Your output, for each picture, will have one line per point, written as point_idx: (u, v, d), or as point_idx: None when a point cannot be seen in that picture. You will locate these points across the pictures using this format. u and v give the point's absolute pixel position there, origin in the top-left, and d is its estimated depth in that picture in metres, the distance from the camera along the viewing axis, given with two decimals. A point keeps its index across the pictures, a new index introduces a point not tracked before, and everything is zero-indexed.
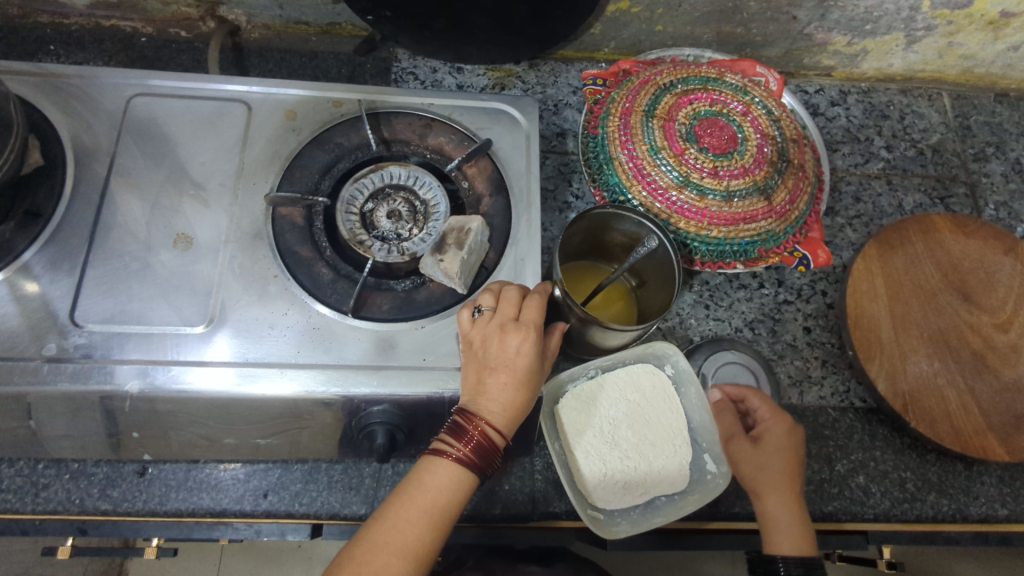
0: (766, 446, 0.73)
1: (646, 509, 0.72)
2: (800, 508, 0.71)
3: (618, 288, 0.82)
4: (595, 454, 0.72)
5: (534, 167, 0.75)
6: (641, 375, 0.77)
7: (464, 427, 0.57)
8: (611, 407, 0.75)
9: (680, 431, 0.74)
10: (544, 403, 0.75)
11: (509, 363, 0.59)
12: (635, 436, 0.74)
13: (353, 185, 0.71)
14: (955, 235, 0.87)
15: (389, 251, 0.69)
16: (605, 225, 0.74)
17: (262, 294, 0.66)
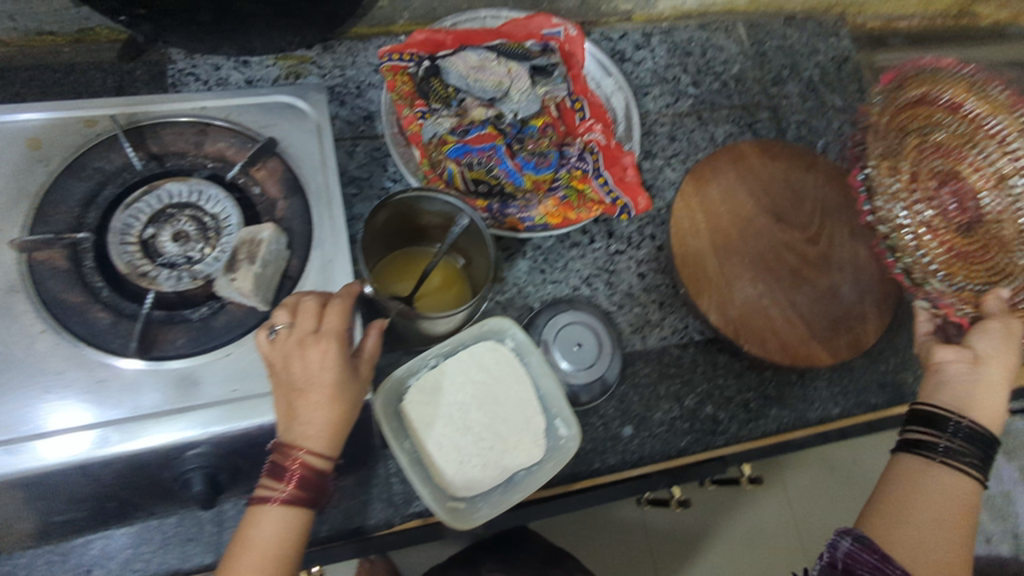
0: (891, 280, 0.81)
1: (505, 487, 0.73)
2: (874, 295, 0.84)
3: (446, 270, 0.79)
4: (446, 445, 0.72)
5: (329, 159, 0.69)
6: (483, 353, 0.75)
7: (282, 464, 0.56)
8: (456, 393, 0.74)
9: (529, 401, 0.74)
10: (388, 403, 0.72)
11: (316, 381, 0.57)
12: (483, 417, 0.74)
13: (125, 213, 0.64)
14: (762, 159, 0.90)
15: (179, 279, 0.63)
16: (412, 209, 0.70)
17: (31, 355, 0.58)
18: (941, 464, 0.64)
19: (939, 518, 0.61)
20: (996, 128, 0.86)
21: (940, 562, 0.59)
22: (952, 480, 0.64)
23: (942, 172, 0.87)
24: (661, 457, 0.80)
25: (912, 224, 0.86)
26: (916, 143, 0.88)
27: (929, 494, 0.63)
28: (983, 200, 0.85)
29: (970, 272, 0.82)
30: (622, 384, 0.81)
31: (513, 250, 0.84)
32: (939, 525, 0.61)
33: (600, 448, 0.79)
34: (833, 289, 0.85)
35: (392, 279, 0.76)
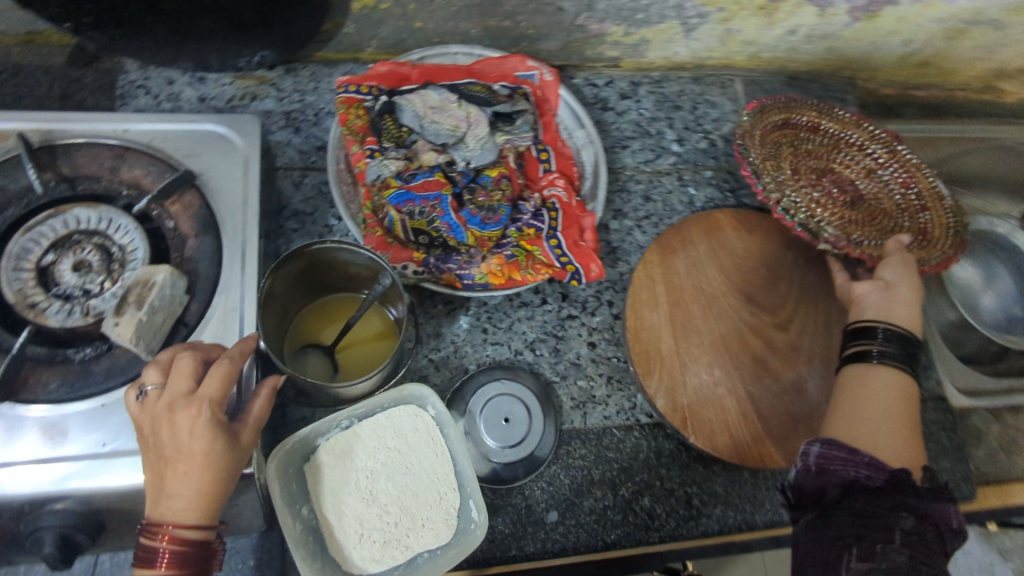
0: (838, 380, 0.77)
1: (407, 569, 0.66)
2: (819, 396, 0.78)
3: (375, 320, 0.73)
4: (348, 515, 0.66)
5: (250, 197, 0.65)
6: (402, 418, 0.70)
7: (152, 546, 0.50)
8: (367, 458, 0.68)
9: (445, 476, 0.68)
10: (290, 463, 0.67)
11: (183, 447, 0.51)
12: (394, 488, 0.67)
13: (24, 237, 0.60)
14: (736, 233, 0.84)
15: (69, 313, 0.59)
16: (334, 259, 0.66)
17: None
18: (877, 365, 0.66)
19: (885, 419, 0.62)
20: (852, 138, 0.87)
21: (895, 448, 0.60)
22: (886, 379, 0.65)
23: (823, 166, 0.84)
24: (587, 549, 0.72)
25: (803, 203, 0.80)
26: (793, 137, 0.85)
27: (869, 396, 0.64)
28: (858, 183, 0.85)
29: (864, 231, 0.81)
30: (553, 463, 0.75)
31: (456, 305, 0.79)
32: (878, 409, 0.63)
33: (519, 533, 0.72)
34: (798, 384, 0.78)
35: (316, 327, 0.72)
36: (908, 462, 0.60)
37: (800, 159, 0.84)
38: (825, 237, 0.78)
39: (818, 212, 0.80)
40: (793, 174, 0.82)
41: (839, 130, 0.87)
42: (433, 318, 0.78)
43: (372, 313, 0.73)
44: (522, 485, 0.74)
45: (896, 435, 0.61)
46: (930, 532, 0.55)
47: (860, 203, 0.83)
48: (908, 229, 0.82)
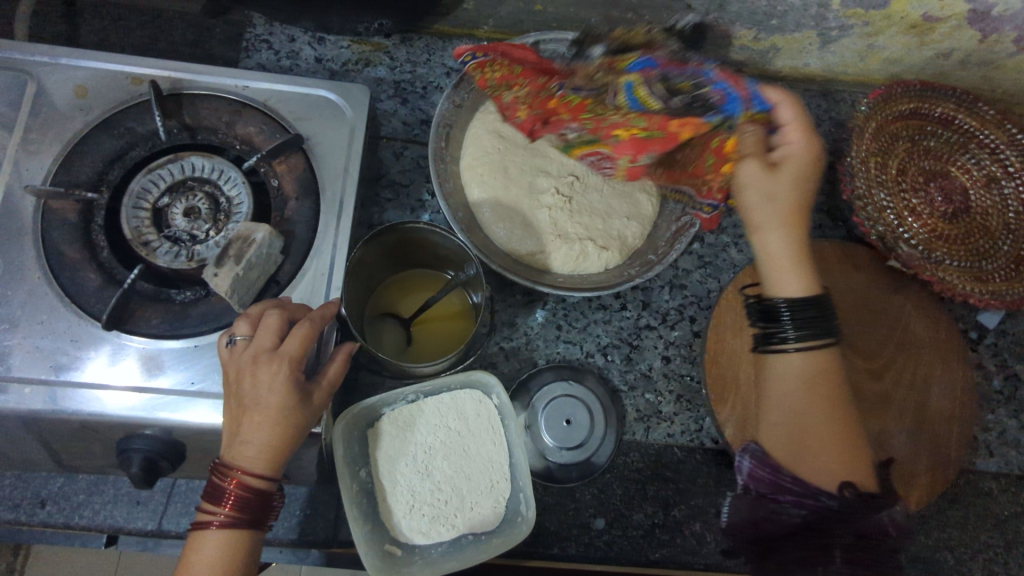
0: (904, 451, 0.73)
1: (449, 549, 0.67)
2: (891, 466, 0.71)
3: (455, 298, 0.74)
4: (403, 485, 0.67)
5: (352, 167, 0.67)
6: (466, 402, 0.70)
7: (221, 486, 0.52)
8: (428, 435, 0.69)
9: (500, 466, 0.68)
10: (356, 427, 0.69)
11: (260, 399, 0.53)
12: (449, 468, 0.68)
13: (145, 177, 0.64)
14: (842, 267, 0.79)
15: (176, 255, 0.63)
16: (425, 240, 0.67)
17: (17, 298, 0.59)
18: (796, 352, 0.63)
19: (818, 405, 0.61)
20: (987, 139, 0.82)
21: (807, 449, 0.60)
22: (805, 366, 0.63)
23: (933, 171, 0.82)
24: (628, 562, 0.72)
25: (895, 207, 0.80)
26: (909, 135, 0.82)
27: (781, 386, 0.64)
28: (970, 192, 0.81)
29: (949, 249, 0.79)
30: (607, 471, 0.74)
31: (534, 298, 0.79)
32: (803, 397, 0.62)
33: (563, 532, 0.72)
34: (882, 438, 0.73)
35: (398, 296, 0.74)
36: (838, 477, 0.58)
37: (910, 159, 0.82)
38: (899, 254, 0.76)
39: (903, 220, 0.79)
40: (896, 175, 0.81)
41: (975, 128, 0.82)
42: (510, 307, 0.78)
43: (453, 292, 0.73)
44: (573, 487, 0.73)
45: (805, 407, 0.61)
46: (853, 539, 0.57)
47: (961, 217, 0.80)
48: (1003, 254, 0.78)
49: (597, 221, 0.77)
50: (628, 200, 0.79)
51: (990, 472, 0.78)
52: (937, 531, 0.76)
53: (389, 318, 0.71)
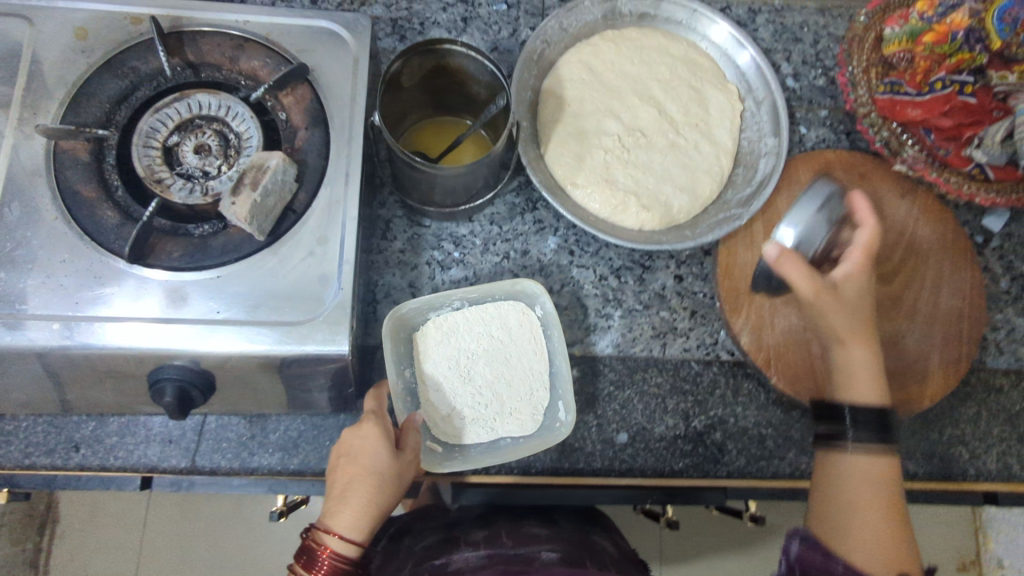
0: (850, 472, 0.65)
1: (490, 448, 0.69)
2: (886, 537, 0.61)
3: (477, 143, 0.75)
4: (446, 388, 0.68)
5: (359, 94, 0.66)
6: (511, 311, 0.71)
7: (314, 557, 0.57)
8: (472, 340, 0.70)
9: (539, 375, 0.70)
10: (395, 334, 0.70)
11: (347, 466, 0.61)
12: (491, 373, 0.69)
13: (153, 116, 0.64)
14: (847, 175, 0.80)
15: (191, 191, 0.63)
16: (460, 73, 0.69)
17: (39, 237, 0.59)
18: (849, 454, 0.66)
19: (856, 505, 0.63)
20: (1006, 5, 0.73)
21: (868, 542, 0.60)
22: (866, 466, 0.65)
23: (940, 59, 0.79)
24: (653, 473, 0.73)
25: None
26: None
27: (854, 487, 0.64)
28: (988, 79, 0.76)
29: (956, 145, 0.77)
30: (627, 387, 0.75)
31: (545, 225, 0.79)
32: (874, 498, 0.63)
33: (588, 448, 0.73)
34: (895, 337, 0.75)
35: (423, 140, 0.76)
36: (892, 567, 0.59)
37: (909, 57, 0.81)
38: (904, 157, 0.78)
39: None
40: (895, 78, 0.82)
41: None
42: (521, 234, 0.79)
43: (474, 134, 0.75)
44: (594, 404, 0.74)
45: (888, 520, 0.62)
46: None
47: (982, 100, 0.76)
48: None
49: (649, 180, 0.76)
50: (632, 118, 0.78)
51: (1000, 368, 0.80)
52: (950, 428, 0.77)
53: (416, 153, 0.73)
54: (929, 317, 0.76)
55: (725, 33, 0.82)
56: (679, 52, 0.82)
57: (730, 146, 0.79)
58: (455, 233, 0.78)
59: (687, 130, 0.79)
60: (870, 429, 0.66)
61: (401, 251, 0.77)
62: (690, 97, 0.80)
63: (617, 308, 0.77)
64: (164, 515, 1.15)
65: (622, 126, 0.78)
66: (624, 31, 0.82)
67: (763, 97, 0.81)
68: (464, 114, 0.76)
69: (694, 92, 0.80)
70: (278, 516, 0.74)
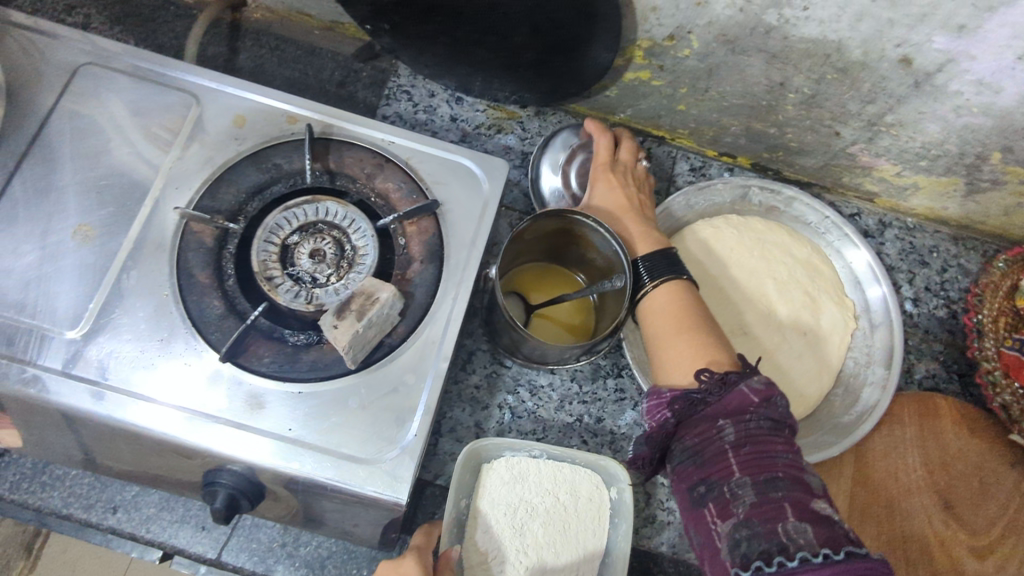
0: (653, 305, 0.65)
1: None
2: (700, 336, 0.62)
3: (579, 303, 0.74)
4: (494, 537, 0.63)
5: (480, 239, 0.66)
6: (585, 479, 0.68)
7: None
8: (537, 495, 0.66)
9: (592, 560, 0.65)
10: (466, 459, 0.66)
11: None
12: (544, 537, 0.64)
13: (281, 213, 0.65)
14: (956, 428, 0.74)
15: (296, 294, 0.63)
16: (584, 238, 0.68)
17: (145, 310, 0.60)
18: (652, 288, 0.66)
19: (672, 333, 0.63)
20: None
21: (679, 364, 0.60)
22: (666, 296, 0.65)
23: None
24: None
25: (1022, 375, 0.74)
26: None
27: (654, 317, 0.65)
28: None
29: None
30: None
31: (626, 396, 0.76)
32: (672, 320, 0.64)
33: None
34: None
35: (527, 284, 0.75)
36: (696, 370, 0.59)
37: None
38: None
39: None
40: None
41: None
42: (599, 399, 0.76)
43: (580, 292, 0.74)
44: None
45: (682, 332, 0.62)
46: (756, 445, 0.52)
47: None
48: None
49: None
50: (738, 311, 0.76)
51: None
52: None
53: (517, 299, 0.72)
54: None
55: (863, 262, 0.79)
56: (801, 254, 0.80)
57: (836, 364, 0.75)
58: (534, 382, 0.76)
59: (794, 338, 0.76)
60: (665, 270, 0.66)
61: (477, 387, 0.75)
62: (804, 304, 0.77)
63: None
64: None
65: (728, 317, 0.76)
66: (750, 219, 0.81)
67: (883, 322, 0.77)
68: (577, 270, 0.75)
69: (809, 299, 0.77)
70: None
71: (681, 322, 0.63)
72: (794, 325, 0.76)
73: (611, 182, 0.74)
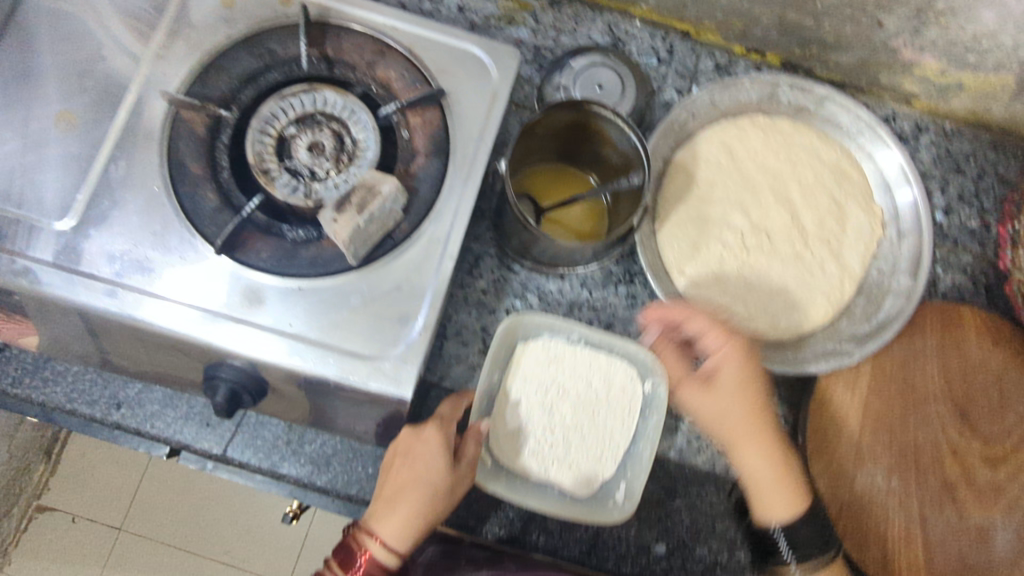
0: (719, 390, 0.66)
1: (535, 489, 0.65)
2: (774, 449, 0.66)
3: (591, 205, 0.71)
4: (526, 412, 0.66)
5: (489, 133, 0.62)
6: (620, 370, 0.69)
7: (353, 552, 0.57)
8: (571, 378, 0.68)
9: (617, 445, 0.67)
10: (504, 337, 0.68)
11: (412, 478, 0.59)
12: (575, 418, 0.67)
13: (276, 102, 0.61)
14: (979, 339, 0.72)
15: (294, 189, 0.60)
16: (600, 133, 0.64)
17: (136, 202, 0.58)
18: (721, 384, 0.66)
19: (744, 436, 0.65)
20: None
21: (763, 490, 0.65)
22: (715, 397, 0.66)
23: None
24: None
25: None
26: None
27: (716, 417, 0.66)
28: None
29: None
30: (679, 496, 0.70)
31: (637, 303, 0.74)
32: (751, 428, 0.66)
33: (621, 548, 0.69)
34: (985, 532, 0.67)
35: (536, 184, 0.71)
36: (795, 500, 0.64)
37: None
38: None
39: None
40: None
41: None
42: (610, 306, 0.74)
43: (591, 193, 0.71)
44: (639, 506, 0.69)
45: (761, 439, 0.66)
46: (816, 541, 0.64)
47: None
48: None
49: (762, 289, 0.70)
50: (759, 216, 0.73)
51: None
52: None
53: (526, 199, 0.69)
54: None
55: (894, 162, 0.73)
56: (829, 157, 0.75)
57: (857, 273, 0.72)
58: (543, 288, 0.74)
59: (816, 246, 0.72)
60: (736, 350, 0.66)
61: (483, 292, 0.73)
62: (828, 210, 0.73)
63: None
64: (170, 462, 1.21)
65: (748, 223, 0.72)
66: (776, 119, 0.76)
67: (912, 230, 0.73)
68: (589, 171, 0.71)
69: (835, 205, 0.74)
70: (290, 519, 0.72)
71: (753, 416, 0.66)
72: (817, 232, 0.73)
73: (716, 375, 0.67)
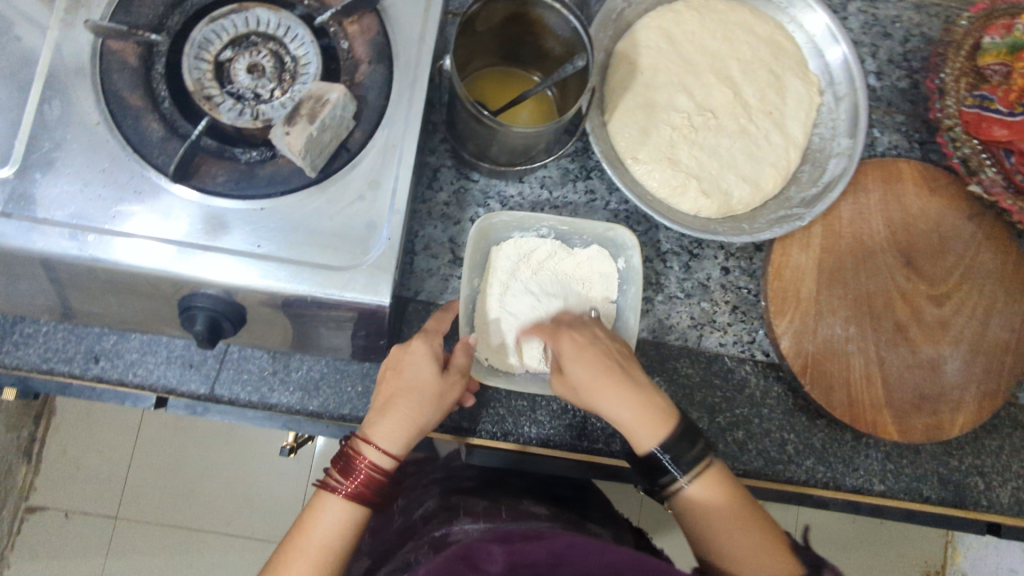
0: (572, 372, 0.58)
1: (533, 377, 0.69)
2: (623, 386, 0.57)
3: (537, 103, 0.72)
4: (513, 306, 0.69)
5: (430, 33, 0.62)
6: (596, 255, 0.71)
7: (352, 464, 0.57)
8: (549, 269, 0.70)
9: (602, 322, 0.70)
10: (476, 239, 0.70)
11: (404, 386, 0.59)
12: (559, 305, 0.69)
13: (207, 26, 0.61)
14: (917, 188, 0.76)
15: (240, 112, 0.60)
16: (539, 24, 0.64)
17: (76, 140, 0.56)
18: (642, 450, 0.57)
19: (595, 397, 0.57)
20: None
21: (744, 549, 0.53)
22: (577, 360, 0.58)
23: None
24: None
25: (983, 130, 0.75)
26: None
27: (610, 409, 0.57)
28: None
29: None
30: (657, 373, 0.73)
31: (597, 196, 0.76)
32: (607, 387, 0.57)
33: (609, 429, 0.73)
34: (936, 362, 0.73)
35: (481, 89, 0.72)
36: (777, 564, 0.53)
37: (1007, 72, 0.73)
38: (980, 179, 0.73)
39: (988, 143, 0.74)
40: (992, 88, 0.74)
41: None
42: (571, 203, 0.76)
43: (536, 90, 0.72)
44: None
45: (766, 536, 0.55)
46: None
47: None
48: None
49: (713, 165, 0.73)
50: (703, 96, 0.75)
51: None
52: (970, 457, 0.77)
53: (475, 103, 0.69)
54: (975, 349, 0.74)
55: (821, 25, 0.77)
56: (763, 31, 0.77)
57: (800, 140, 0.75)
58: (504, 193, 0.75)
59: (759, 118, 0.75)
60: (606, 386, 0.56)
61: (446, 204, 0.74)
62: (768, 83, 0.76)
63: (657, 292, 0.75)
64: (155, 442, 1.20)
65: (693, 103, 0.74)
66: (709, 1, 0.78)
67: (847, 92, 0.76)
68: (531, 70, 0.72)
69: (774, 77, 0.76)
70: (288, 451, 0.73)
71: (603, 364, 0.58)
72: (759, 106, 0.75)
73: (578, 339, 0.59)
